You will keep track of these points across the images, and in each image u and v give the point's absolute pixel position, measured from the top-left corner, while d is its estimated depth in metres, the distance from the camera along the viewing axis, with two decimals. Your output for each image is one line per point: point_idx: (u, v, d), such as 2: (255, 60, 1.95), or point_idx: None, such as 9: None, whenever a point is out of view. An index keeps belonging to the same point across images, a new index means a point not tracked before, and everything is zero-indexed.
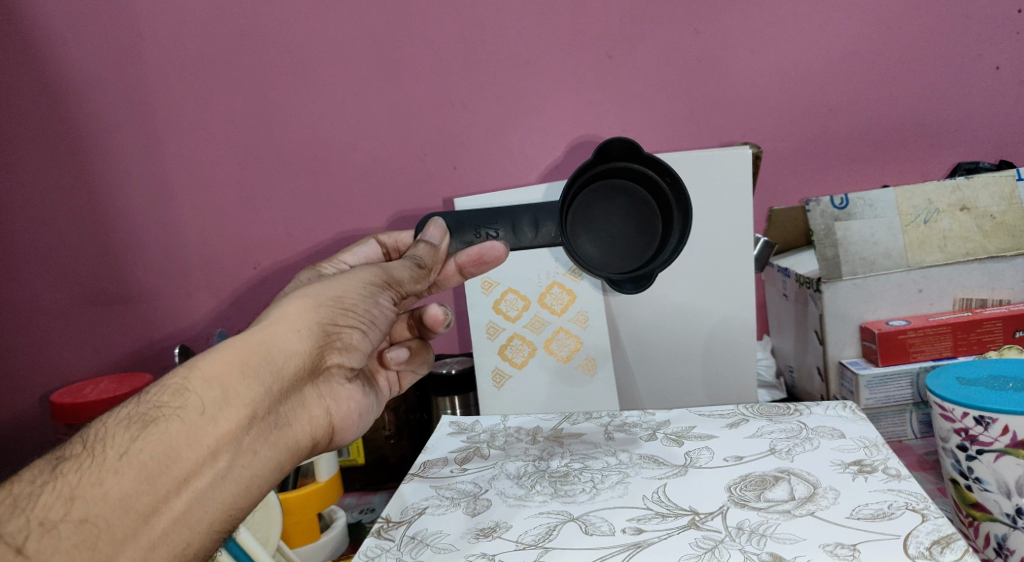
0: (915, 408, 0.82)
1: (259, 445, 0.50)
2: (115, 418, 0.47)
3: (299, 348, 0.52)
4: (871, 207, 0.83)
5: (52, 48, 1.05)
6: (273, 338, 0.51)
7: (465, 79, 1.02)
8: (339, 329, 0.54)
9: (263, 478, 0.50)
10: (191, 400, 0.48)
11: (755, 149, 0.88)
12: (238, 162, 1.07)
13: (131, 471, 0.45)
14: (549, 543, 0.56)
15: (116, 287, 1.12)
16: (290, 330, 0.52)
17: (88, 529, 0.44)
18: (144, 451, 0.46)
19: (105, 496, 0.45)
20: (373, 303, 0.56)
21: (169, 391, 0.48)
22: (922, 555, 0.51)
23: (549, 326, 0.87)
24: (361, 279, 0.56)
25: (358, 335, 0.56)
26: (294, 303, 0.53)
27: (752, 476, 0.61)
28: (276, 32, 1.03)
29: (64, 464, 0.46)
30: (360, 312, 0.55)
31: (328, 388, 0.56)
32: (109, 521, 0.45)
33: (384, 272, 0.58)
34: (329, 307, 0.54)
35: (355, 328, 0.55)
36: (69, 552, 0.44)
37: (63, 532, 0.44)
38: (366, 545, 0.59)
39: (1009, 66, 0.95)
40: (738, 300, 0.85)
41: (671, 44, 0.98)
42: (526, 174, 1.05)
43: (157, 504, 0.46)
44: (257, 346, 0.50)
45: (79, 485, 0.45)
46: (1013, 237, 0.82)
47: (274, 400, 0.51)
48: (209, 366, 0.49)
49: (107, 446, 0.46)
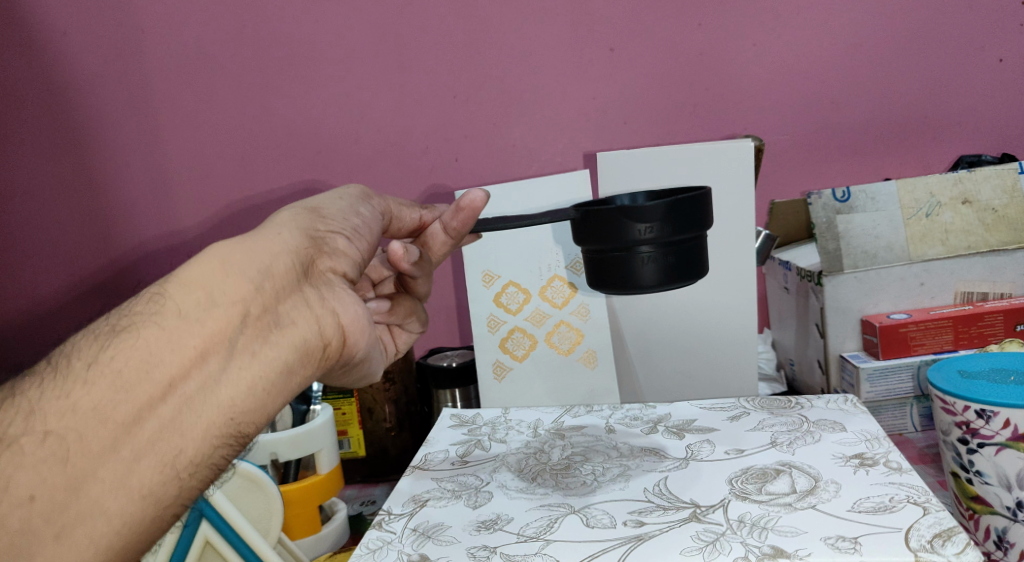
0: (916, 401, 0.82)
1: (258, 347, 0.42)
2: (89, 332, 0.42)
3: (285, 248, 0.45)
4: (873, 200, 0.82)
5: (53, 40, 1.05)
6: (253, 240, 0.44)
7: (465, 71, 1.02)
8: (323, 234, 0.48)
9: (267, 382, 0.42)
10: (167, 303, 0.41)
11: (756, 142, 0.87)
12: (238, 154, 1.07)
13: (102, 380, 0.39)
14: (550, 535, 0.56)
15: (117, 277, 1.12)
16: (270, 233, 0.45)
17: (55, 443, 0.38)
18: (115, 359, 0.39)
19: (74, 407, 0.38)
20: (353, 214, 0.51)
21: (143, 300, 0.42)
22: (923, 548, 0.50)
23: (550, 319, 0.87)
24: (338, 196, 0.52)
25: (345, 241, 0.49)
26: (274, 216, 0.48)
27: (753, 469, 0.62)
28: (275, 24, 1.02)
29: (27, 382, 0.40)
30: (340, 220, 0.50)
31: (330, 290, 0.46)
32: (80, 432, 0.38)
33: (356, 193, 0.54)
34: (307, 215, 0.48)
35: (338, 233, 0.49)
36: (35, 467, 0.38)
37: (27, 447, 0.38)
38: (367, 538, 0.59)
39: (1011, 59, 0.95)
40: (741, 292, 0.85)
41: (671, 36, 0.98)
42: (528, 166, 1.04)
43: (138, 412, 0.39)
44: (239, 243, 0.44)
45: (41, 399, 0.39)
46: (1015, 229, 0.81)
47: (267, 295, 0.43)
48: (186, 268, 0.42)
49: (75, 358, 0.40)
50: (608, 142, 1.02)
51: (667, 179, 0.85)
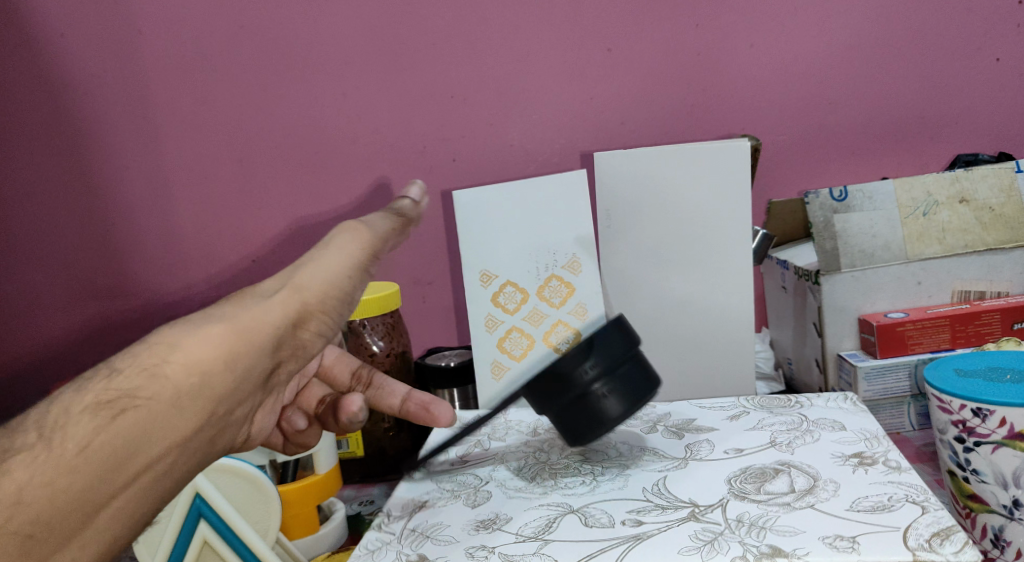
0: (914, 400, 0.83)
1: (205, 446, 0.50)
2: (78, 402, 0.45)
3: (270, 353, 0.52)
4: (870, 199, 0.83)
5: (50, 41, 1.05)
6: (259, 335, 0.51)
7: (464, 71, 1.02)
8: (307, 331, 0.55)
9: (195, 475, 0.51)
10: (166, 386, 0.47)
11: (754, 141, 0.88)
12: (236, 155, 1.07)
13: (87, 469, 0.44)
14: (549, 535, 0.56)
15: (113, 277, 1.12)
16: (272, 327, 0.52)
17: (31, 527, 0.43)
18: (103, 448, 0.45)
19: (55, 494, 0.43)
20: (349, 301, 0.57)
21: (142, 377, 0.47)
22: (922, 547, 0.50)
23: (548, 319, 0.85)
24: (350, 264, 0.56)
25: (323, 340, 0.57)
26: (275, 295, 0.53)
27: (752, 469, 0.62)
28: (274, 25, 1.02)
29: (14, 452, 0.43)
30: (337, 312, 0.56)
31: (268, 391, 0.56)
32: (55, 519, 0.43)
33: (366, 251, 0.57)
34: (309, 308, 0.54)
35: (322, 333, 0.56)
36: (7, 548, 0.42)
37: (7, 529, 0.42)
38: (366, 538, 0.59)
39: (1008, 58, 0.95)
40: (739, 291, 0.85)
41: (669, 36, 0.98)
42: (526, 166, 1.04)
43: (105, 503, 0.45)
44: (243, 338, 0.50)
45: (31, 481, 0.43)
46: (1012, 229, 0.82)
47: (236, 400, 0.51)
48: (191, 356, 0.48)
49: (67, 438, 0.44)
50: (606, 141, 1.02)
51: (665, 179, 0.85)
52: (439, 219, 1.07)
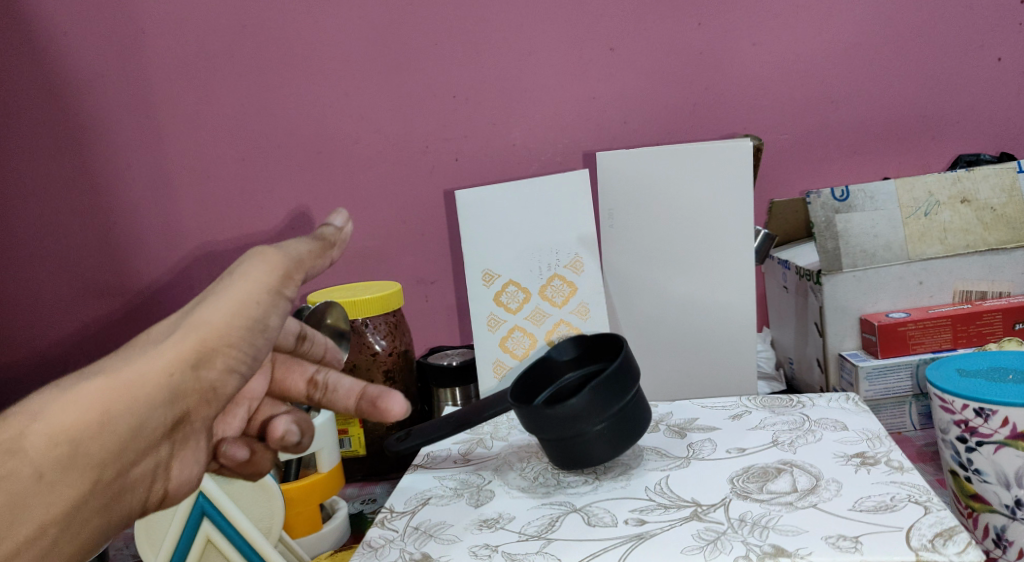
0: (915, 399, 0.83)
1: (96, 510, 0.49)
2: None
3: (158, 407, 0.49)
4: (872, 199, 0.83)
5: (53, 40, 1.05)
6: (139, 391, 0.48)
7: (465, 71, 1.02)
8: (207, 375, 0.52)
9: (92, 536, 0.50)
10: (23, 464, 0.45)
11: (756, 141, 0.88)
12: (238, 154, 1.07)
13: None
14: (552, 534, 0.56)
15: (113, 275, 1.12)
16: (161, 378, 0.49)
17: None
18: None
19: None
20: (258, 334, 0.54)
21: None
22: (924, 547, 0.50)
23: (550, 319, 0.87)
24: (255, 297, 0.52)
25: (232, 381, 0.54)
26: (166, 342, 0.50)
27: (754, 468, 0.62)
28: (276, 25, 1.02)
29: None
30: (244, 349, 0.53)
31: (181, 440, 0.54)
32: None
33: (275, 282, 0.53)
34: (208, 352, 0.51)
35: (227, 377, 0.53)
36: None
37: None
38: (369, 536, 0.59)
39: (1010, 58, 0.95)
40: (741, 291, 0.85)
41: (672, 36, 0.98)
42: (527, 166, 1.04)
43: None
44: (117, 397, 0.48)
45: None
46: (1013, 229, 0.82)
47: (122, 461, 0.49)
48: (49, 426, 0.45)
49: None
50: (608, 141, 1.02)
51: (666, 180, 0.85)
52: (441, 218, 1.07)
